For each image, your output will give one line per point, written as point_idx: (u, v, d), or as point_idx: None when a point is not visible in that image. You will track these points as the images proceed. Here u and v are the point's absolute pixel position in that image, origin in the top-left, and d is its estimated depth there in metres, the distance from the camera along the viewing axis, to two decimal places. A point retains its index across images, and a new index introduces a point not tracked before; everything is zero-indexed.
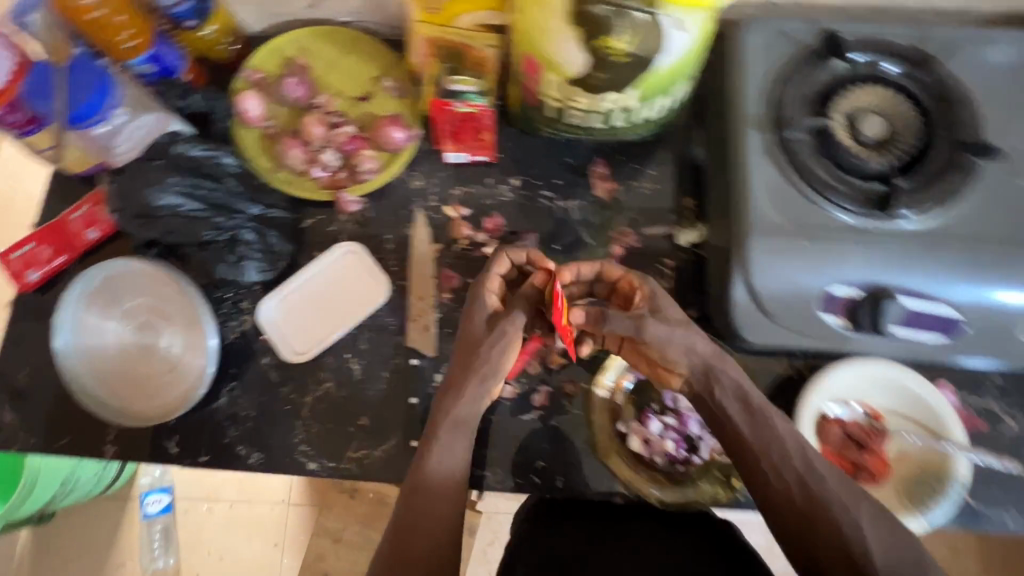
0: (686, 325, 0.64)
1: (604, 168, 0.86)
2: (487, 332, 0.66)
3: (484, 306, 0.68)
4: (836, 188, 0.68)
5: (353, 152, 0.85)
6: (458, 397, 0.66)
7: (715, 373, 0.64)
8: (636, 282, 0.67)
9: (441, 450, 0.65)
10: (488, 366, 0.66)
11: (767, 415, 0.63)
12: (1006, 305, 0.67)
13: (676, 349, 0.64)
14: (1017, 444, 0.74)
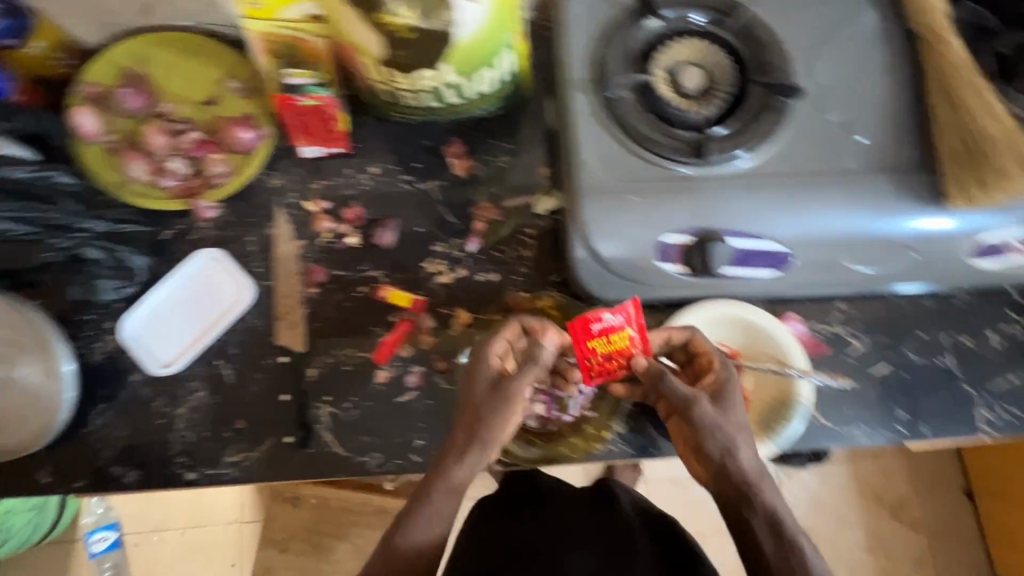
0: (738, 423, 0.59)
1: (459, 147, 0.88)
2: (487, 394, 0.62)
3: (491, 371, 0.63)
4: (658, 141, 0.71)
5: (203, 157, 0.84)
6: (455, 465, 0.60)
7: (757, 486, 0.56)
8: (722, 369, 0.64)
9: (424, 517, 0.58)
10: (489, 434, 0.61)
11: (797, 535, 0.54)
12: (828, 234, 0.71)
13: (722, 439, 0.58)
14: (859, 362, 0.80)
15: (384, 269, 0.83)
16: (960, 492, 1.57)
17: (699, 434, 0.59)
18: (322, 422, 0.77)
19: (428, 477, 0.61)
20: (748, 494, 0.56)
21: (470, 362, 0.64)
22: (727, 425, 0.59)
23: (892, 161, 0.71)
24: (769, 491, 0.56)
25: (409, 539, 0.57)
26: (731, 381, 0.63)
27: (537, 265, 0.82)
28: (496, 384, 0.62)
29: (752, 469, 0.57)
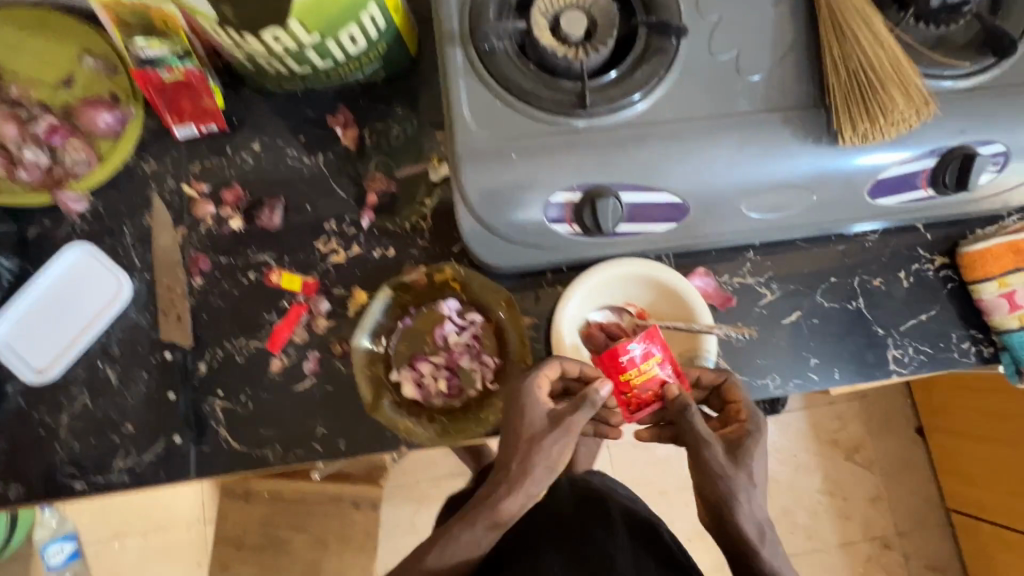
0: (752, 474, 0.62)
1: (345, 115, 0.82)
2: (548, 429, 0.62)
3: (540, 407, 0.64)
4: (538, 93, 0.67)
5: (59, 145, 0.78)
6: (504, 498, 0.60)
7: (757, 539, 0.60)
8: (749, 419, 0.65)
9: (459, 543, 0.60)
10: (545, 463, 0.61)
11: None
12: (723, 181, 0.67)
13: (735, 494, 0.60)
14: (768, 311, 0.78)
15: (274, 251, 0.78)
16: (911, 430, 1.60)
17: (716, 482, 0.61)
18: (217, 417, 0.73)
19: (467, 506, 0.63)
20: (750, 545, 0.60)
21: (516, 396, 0.64)
22: (742, 476, 0.61)
23: (786, 98, 0.67)
24: (762, 542, 0.61)
25: (438, 560, 0.60)
26: (756, 431, 0.64)
27: (435, 236, 0.79)
28: (550, 421, 0.63)
29: (756, 521, 0.61)
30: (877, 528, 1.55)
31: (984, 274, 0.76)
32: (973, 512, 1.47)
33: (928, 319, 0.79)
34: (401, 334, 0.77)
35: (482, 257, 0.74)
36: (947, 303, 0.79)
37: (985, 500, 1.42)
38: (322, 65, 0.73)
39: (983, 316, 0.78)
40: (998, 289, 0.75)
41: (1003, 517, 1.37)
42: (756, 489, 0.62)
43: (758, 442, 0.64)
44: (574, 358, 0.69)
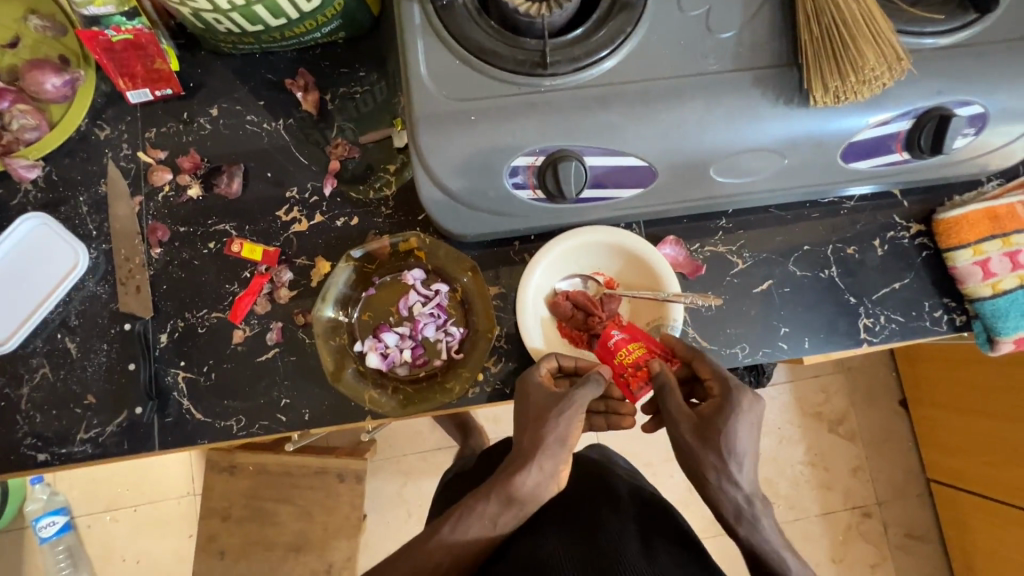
0: (732, 449, 0.55)
1: (305, 78, 0.79)
2: (551, 403, 0.61)
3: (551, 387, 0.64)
4: (499, 53, 0.64)
5: (7, 110, 0.74)
6: (518, 473, 0.59)
7: (746, 518, 0.55)
8: (727, 390, 0.57)
9: (474, 519, 0.60)
10: (554, 441, 0.60)
11: (780, 560, 0.55)
12: (691, 145, 0.65)
13: (712, 471, 0.55)
14: (739, 280, 0.77)
15: (234, 221, 0.76)
16: (894, 402, 1.60)
17: (690, 460, 0.56)
18: (180, 388, 0.73)
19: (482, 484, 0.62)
20: (738, 525, 0.55)
21: (524, 378, 0.65)
22: (715, 453, 0.55)
23: (758, 57, 0.65)
24: (754, 521, 0.55)
25: (455, 534, 0.60)
26: (737, 402, 0.56)
27: (399, 204, 0.77)
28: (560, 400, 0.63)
29: (746, 498, 0.55)
30: (858, 498, 1.57)
31: (959, 241, 0.75)
32: (952, 481, 1.49)
33: (902, 288, 0.78)
34: (366, 305, 0.76)
35: (445, 226, 0.72)
36: (921, 271, 0.78)
37: (964, 469, 1.44)
38: (273, 21, 0.69)
39: (957, 284, 0.76)
40: (973, 256, 0.74)
41: (980, 486, 1.39)
42: (739, 466, 0.55)
43: (741, 413, 0.56)
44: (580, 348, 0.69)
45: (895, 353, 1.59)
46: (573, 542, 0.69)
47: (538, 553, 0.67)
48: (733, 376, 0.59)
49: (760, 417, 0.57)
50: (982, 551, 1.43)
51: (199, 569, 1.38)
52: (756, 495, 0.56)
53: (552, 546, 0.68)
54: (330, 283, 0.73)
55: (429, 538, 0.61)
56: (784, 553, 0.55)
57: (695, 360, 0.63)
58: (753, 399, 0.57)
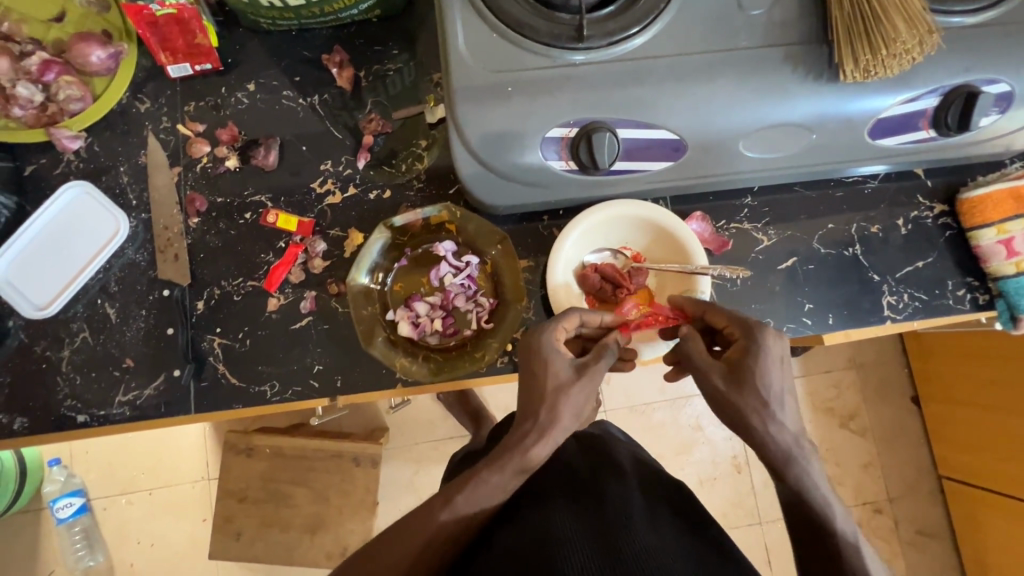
0: (769, 389, 0.56)
1: (340, 55, 0.81)
2: (566, 372, 0.61)
3: (563, 356, 0.62)
4: (535, 26, 0.65)
5: (53, 82, 0.76)
6: (532, 445, 0.59)
7: (796, 461, 0.56)
8: (750, 332, 0.59)
9: (486, 489, 0.60)
10: (569, 410, 0.60)
11: (826, 502, 0.56)
12: (723, 120, 0.67)
13: (755, 415, 0.56)
14: (763, 256, 0.79)
15: (270, 192, 0.78)
16: (907, 398, 1.61)
17: (730, 408, 0.57)
18: (215, 353, 0.75)
19: (491, 456, 0.61)
20: (787, 469, 0.56)
21: (533, 349, 0.62)
22: (756, 396, 0.56)
23: (788, 34, 0.66)
24: (803, 464, 0.56)
25: (468, 502, 0.60)
26: (764, 342, 0.58)
27: (432, 178, 0.79)
28: (576, 368, 0.61)
29: (793, 439, 0.56)
30: (869, 493, 1.57)
31: (982, 220, 0.76)
32: (964, 477, 1.49)
33: (925, 267, 0.79)
34: (398, 277, 0.78)
35: (478, 198, 0.74)
36: (944, 251, 0.80)
37: (977, 465, 1.43)
38: None
39: (980, 263, 0.78)
40: (996, 235, 0.75)
41: (993, 482, 1.39)
42: (779, 406, 0.56)
43: (769, 352, 0.57)
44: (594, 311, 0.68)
45: (909, 347, 1.59)
46: (578, 508, 0.66)
47: (542, 520, 0.64)
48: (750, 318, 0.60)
49: (785, 354, 0.58)
50: (996, 547, 1.42)
51: (215, 549, 1.40)
52: (802, 436, 0.56)
53: (555, 513, 0.65)
54: (362, 250, 0.75)
55: (441, 509, 0.60)
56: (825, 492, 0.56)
57: (708, 313, 0.64)
58: (775, 336, 0.59)
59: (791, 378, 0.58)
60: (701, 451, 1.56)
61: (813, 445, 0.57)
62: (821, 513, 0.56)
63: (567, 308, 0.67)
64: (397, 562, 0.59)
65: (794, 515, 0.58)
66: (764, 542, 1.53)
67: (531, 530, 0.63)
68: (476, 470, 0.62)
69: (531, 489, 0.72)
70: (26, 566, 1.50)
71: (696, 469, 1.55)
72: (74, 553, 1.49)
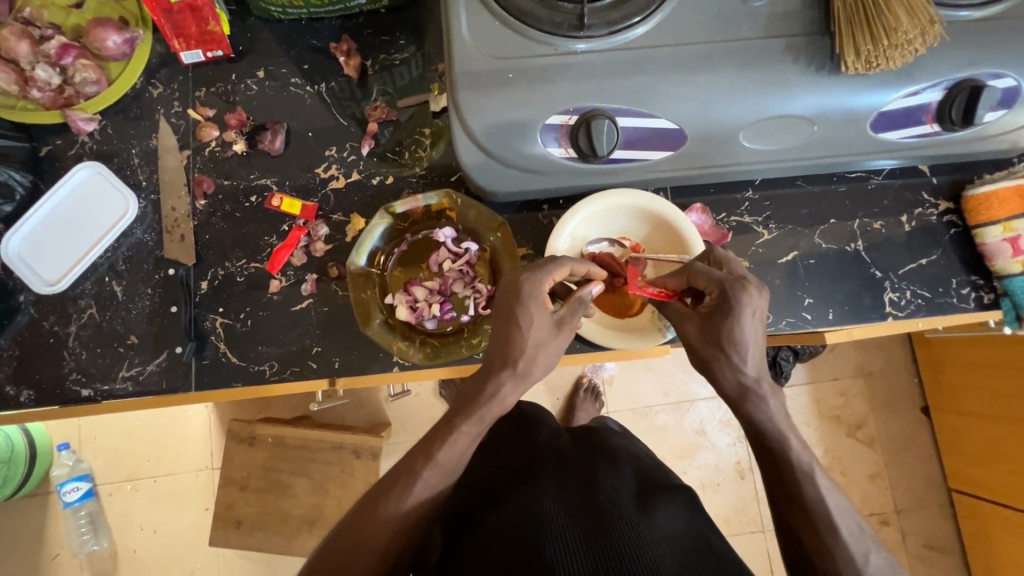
0: (738, 346, 0.56)
1: (348, 44, 0.82)
2: (542, 327, 0.59)
3: (540, 309, 0.59)
4: (536, 14, 0.66)
5: (70, 65, 0.78)
6: (505, 387, 0.59)
7: (751, 397, 0.57)
8: (728, 293, 0.56)
9: (459, 440, 0.59)
10: (534, 364, 0.59)
11: (782, 437, 0.57)
12: (724, 110, 0.67)
13: (718, 363, 0.57)
14: (764, 249, 0.79)
15: (276, 176, 0.80)
16: (916, 409, 1.57)
17: (699, 355, 0.59)
18: (217, 332, 0.76)
19: (465, 404, 0.60)
20: (743, 402, 0.58)
21: (508, 304, 0.58)
22: (721, 350, 0.57)
23: (791, 25, 0.66)
24: (759, 399, 0.57)
25: (449, 458, 0.59)
26: (744, 302, 0.56)
27: (434, 166, 0.80)
28: (553, 325, 0.59)
29: (753, 380, 0.57)
30: (875, 504, 1.54)
31: (989, 218, 0.75)
32: (976, 491, 1.44)
33: (929, 264, 0.79)
34: (397, 261, 0.79)
35: (479, 186, 0.75)
36: (949, 249, 0.79)
37: (988, 478, 1.40)
38: None
39: (986, 262, 0.77)
40: (1003, 233, 0.74)
41: (1003, 496, 1.36)
42: (746, 356, 0.56)
43: (747, 312, 0.56)
44: (582, 260, 0.65)
45: (919, 355, 1.56)
46: (568, 489, 0.66)
47: (531, 500, 0.64)
48: (728, 279, 0.57)
49: (761, 310, 0.57)
50: (1003, 562, 1.39)
51: (215, 536, 1.41)
52: (764, 376, 0.57)
53: (546, 492, 0.65)
54: (362, 233, 0.76)
55: (426, 463, 0.59)
56: (799, 453, 0.57)
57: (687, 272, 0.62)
58: (759, 295, 0.56)
59: (763, 334, 0.57)
60: (703, 454, 1.54)
61: (774, 385, 0.58)
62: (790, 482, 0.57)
63: (558, 255, 0.63)
64: (385, 537, 0.58)
65: (778, 479, 0.58)
66: (767, 551, 1.51)
67: (518, 510, 0.63)
68: (452, 420, 0.60)
69: (519, 470, 0.72)
70: (32, 549, 1.52)
71: (698, 474, 1.53)
72: (79, 537, 1.51)
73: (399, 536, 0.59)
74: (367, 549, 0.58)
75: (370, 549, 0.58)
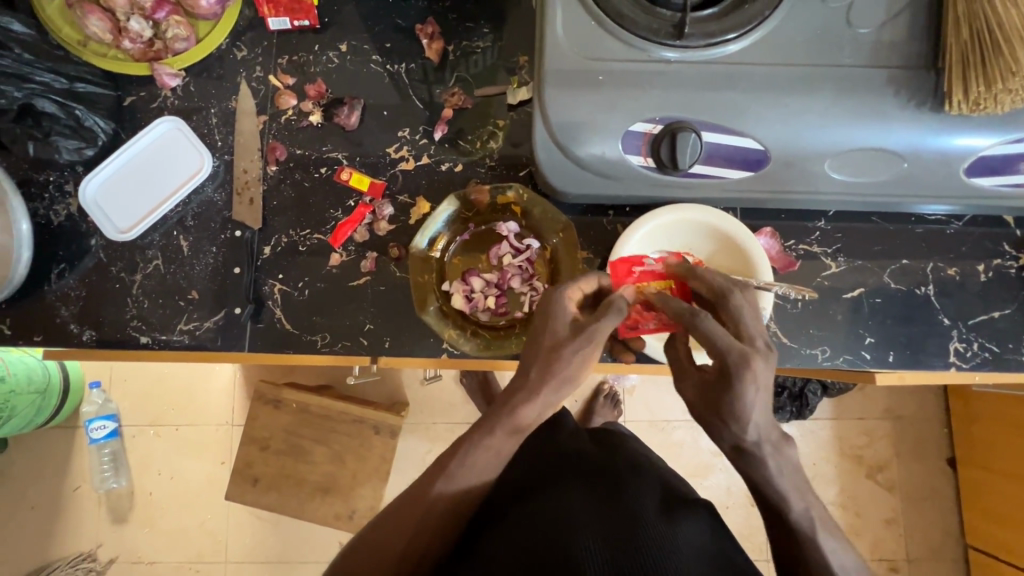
0: (737, 415, 0.53)
1: (433, 27, 0.82)
2: (566, 335, 0.57)
3: (563, 319, 0.58)
4: (634, 18, 0.65)
5: (163, 20, 0.79)
6: (522, 405, 0.56)
7: (749, 458, 0.55)
8: (732, 366, 0.53)
9: (478, 454, 0.58)
10: (561, 373, 0.56)
11: (785, 497, 0.56)
12: (815, 138, 0.65)
13: (716, 426, 0.56)
14: (832, 283, 0.77)
15: (347, 151, 0.81)
16: (942, 460, 1.53)
17: (700, 416, 0.57)
18: (274, 298, 0.78)
19: (481, 420, 0.59)
20: (739, 460, 0.56)
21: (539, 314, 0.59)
22: (718, 415, 0.54)
23: (894, 57, 0.64)
24: (756, 462, 0.55)
25: (466, 471, 0.58)
26: (746, 377, 0.52)
27: (504, 158, 0.80)
28: (572, 332, 0.57)
29: (753, 444, 0.55)
30: (887, 550, 1.51)
31: None
32: (995, 552, 1.40)
33: (1000, 318, 0.76)
34: (457, 249, 0.79)
35: (550, 185, 0.74)
36: (1021, 304, 0.76)
37: (1011, 540, 1.36)
38: None
39: None
40: None
41: None
42: (745, 423, 0.53)
43: (747, 385, 0.52)
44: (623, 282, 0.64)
45: (954, 406, 1.52)
46: (591, 497, 0.65)
47: (557, 505, 0.65)
48: (735, 350, 0.53)
49: (768, 379, 0.53)
50: None
51: (232, 491, 1.44)
52: (765, 440, 0.55)
53: (568, 499, 0.65)
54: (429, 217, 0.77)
55: (438, 475, 0.58)
56: (803, 514, 0.56)
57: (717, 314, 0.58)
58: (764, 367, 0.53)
59: (769, 401, 0.54)
60: (716, 476, 1.52)
61: (778, 444, 0.56)
62: (805, 533, 0.56)
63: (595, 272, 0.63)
64: (402, 540, 0.59)
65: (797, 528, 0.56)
66: None
67: (539, 516, 0.64)
68: (468, 434, 0.59)
69: (545, 473, 0.72)
70: (56, 479, 1.58)
71: (710, 494, 1.52)
72: (101, 473, 1.57)
73: (417, 539, 0.59)
74: (386, 550, 0.59)
75: (388, 551, 0.59)
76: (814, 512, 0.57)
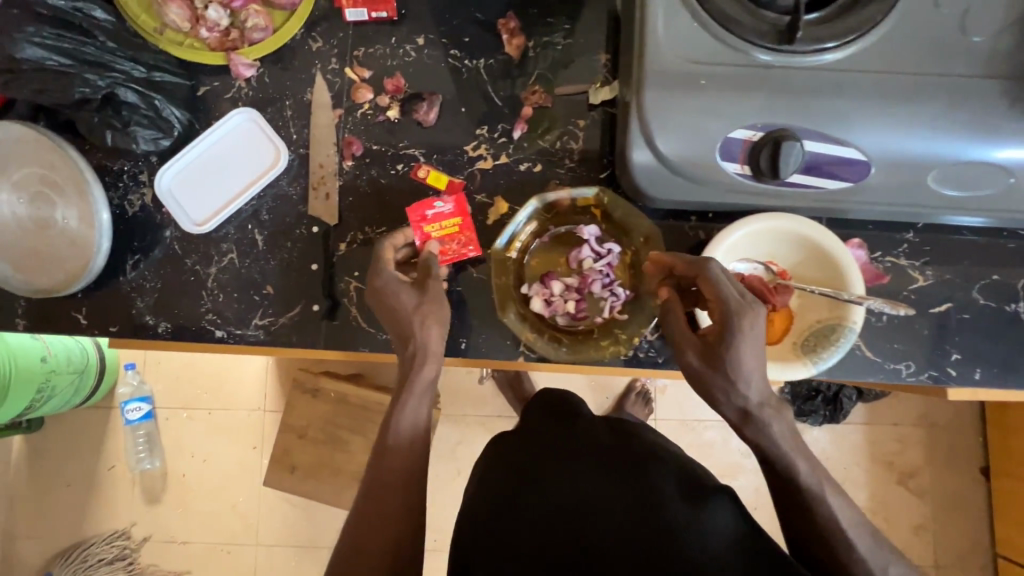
0: (737, 372, 0.57)
1: (513, 22, 0.80)
2: (398, 303, 0.66)
3: (394, 286, 0.67)
4: (739, 21, 0.63)
5: (241, 9, 0.79)
6: (422, 366, 0.65)
7: (755, 422, 0.59)
8: (732, 318, 0.57)
9: (406, 412, 0.65)
10: (410, 330, 0.66)
11: (792, 462, 0.58)
12: (921, 149, 0.63)
13: (721, 391, 0.58)
14: (918, 296, 0.75)
15: (423, 148, 0.79)
16: (976, 469, 1.52)
17: (702, 385, 0.60)
18: (350, 296, 0.77)
19: (399, 385, 0.67)
20: (745, 427, 0.59)
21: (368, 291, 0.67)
22: (724, 377, 0.57)
23: (1009, 67, 0.62)
24: (761, 426, 0.58)
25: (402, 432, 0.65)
26: (740, 329, 0.57)
27: (585, 160, 0.79)
28: (404, 286, 0.67)
29: (756, 406, 0.58)
30: (915, 556, 1.50)
31: None
32: None
33: None
34: (535, 250, 0.78)
35: (636, 190, 0.72)
36: None
37: None
38: None
39: None
40: None
41: None
42: (748, 380, 0.57)
43: (743, 338, 0.57)
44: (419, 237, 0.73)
45: (992, 416, 1.50)
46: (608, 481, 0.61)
47: (569, 477, 0.63)
48: (735, 303, 0.57)
49: (761, 333, 0.58)
50: None
51: (271, 478, 1.46)
52: (765, 402, 0.58)
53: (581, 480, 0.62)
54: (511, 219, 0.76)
55: (387, 432, 0.65)
56: (808, 476, 0.59)
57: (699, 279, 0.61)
58: (756, 320, 0.57)
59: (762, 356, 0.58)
60: (748, 478, 1.52)
61: (777, 407, 0.59)
62: (812, 493, 0.58)
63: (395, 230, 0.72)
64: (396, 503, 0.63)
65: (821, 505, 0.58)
66: None
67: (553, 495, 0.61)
68: (396, 398, 0.66)
69: (559, 445, 0.68)
70: (93, 459, 1.60)
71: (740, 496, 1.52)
72: (136, 454, 1.59)
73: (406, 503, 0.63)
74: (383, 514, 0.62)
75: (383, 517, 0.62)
76: (821, 476, 0.59)
